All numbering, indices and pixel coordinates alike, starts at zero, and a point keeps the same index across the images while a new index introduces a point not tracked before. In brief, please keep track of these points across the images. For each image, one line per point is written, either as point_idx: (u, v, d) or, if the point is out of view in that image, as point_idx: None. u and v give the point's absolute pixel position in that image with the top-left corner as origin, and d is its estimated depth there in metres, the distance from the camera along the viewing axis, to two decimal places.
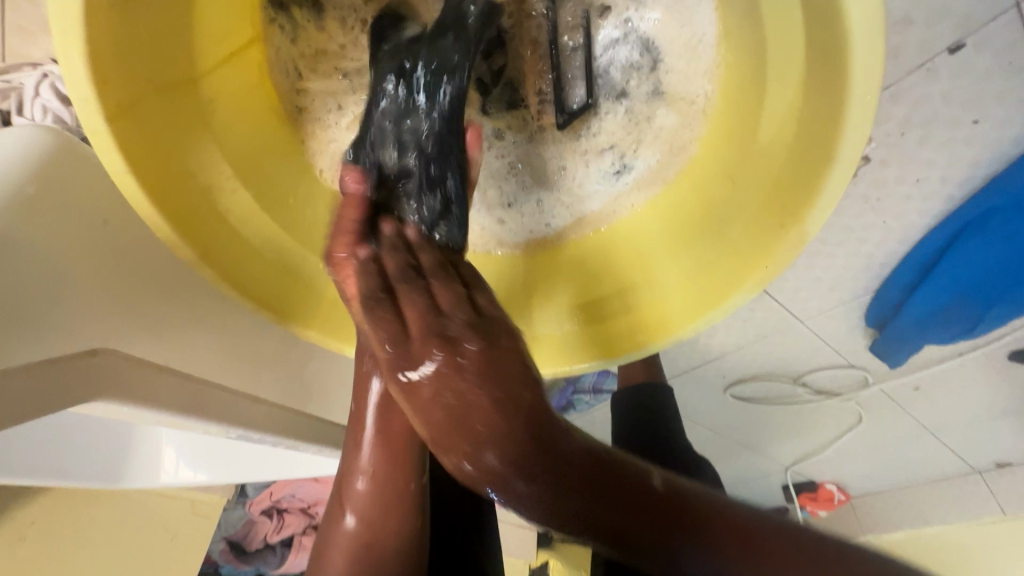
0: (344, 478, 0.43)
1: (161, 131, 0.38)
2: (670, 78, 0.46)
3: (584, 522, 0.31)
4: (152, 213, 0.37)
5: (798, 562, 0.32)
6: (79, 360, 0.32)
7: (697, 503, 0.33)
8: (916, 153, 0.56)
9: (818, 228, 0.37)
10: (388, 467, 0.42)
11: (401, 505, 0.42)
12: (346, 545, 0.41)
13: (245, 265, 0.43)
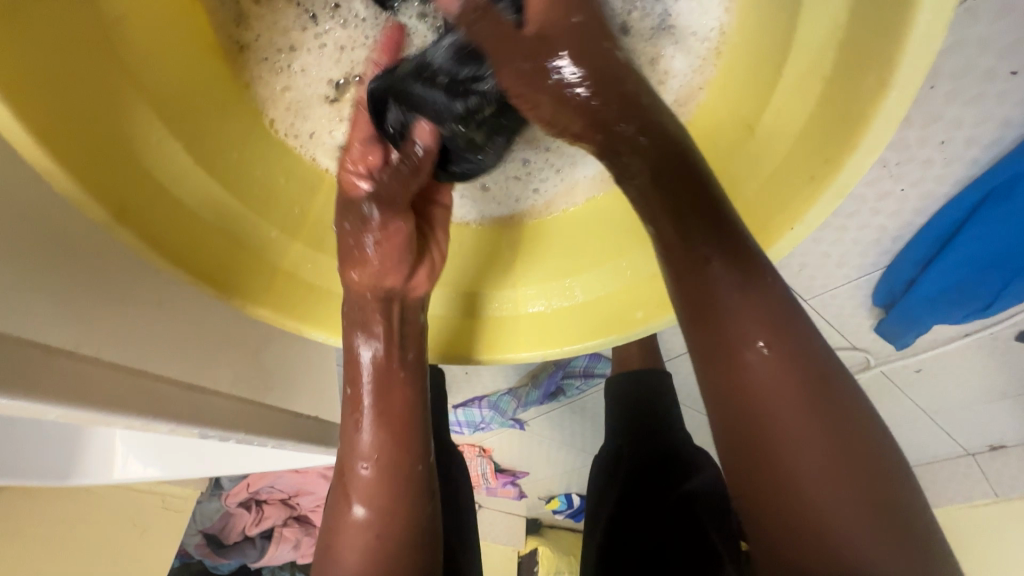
0: (347, 459, 0.45)
1: (53, 58, 0.30)
2: (681, 8, 0.39)
3: (795, 421, 0.33)
4: (49, 164, 0.30)
5: (815, 420, 0.33)
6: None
7: (735, 351, 0.34)
8: (942, 112, 0.51)
9: (854, 179, 0.30)
10: (388, 451, 0.44)
11: (399, 500, 0.44)
12: (359, 535, 0.43)
13: (182, 232, 0.36)
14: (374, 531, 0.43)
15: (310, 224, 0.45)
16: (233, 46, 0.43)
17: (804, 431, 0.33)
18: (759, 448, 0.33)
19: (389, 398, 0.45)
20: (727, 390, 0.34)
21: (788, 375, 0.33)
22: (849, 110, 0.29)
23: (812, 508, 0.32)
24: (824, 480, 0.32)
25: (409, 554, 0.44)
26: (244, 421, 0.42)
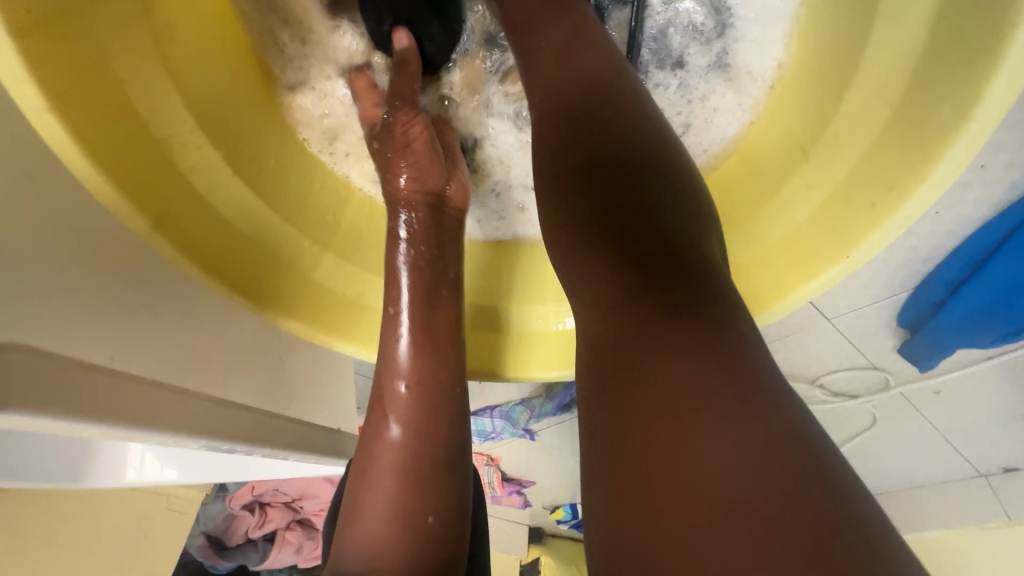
0: (382, 376, 0.42)
1: (101, 59, 0.30)
2: (739, 48, 0.41)
3: (734, 495, 0.20)
4: (87, 166, 0.29)
5: (771, 518, 0.20)
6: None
7: (665, 416, 0.23)
8: (986, 135, 0.51)
9: (921, 208, 0.30)
10: (427, 369, 0.42)
11: (438, 423, 0.43)
12: (392, 455, 0.42)
13: (213, 239, 0.35)
14: (402, 466, 0.42)
15: (340, 233, 0.44)
16: (274, 67, 0.45)
17: (744, 481, 0.21)
18: (673, 488, 0.21)
19: (433, 320, 0.42)
20: (626, 411, 0.24)
21: (731, 425, 0.22)
22: (920, 139, 0.29)
23: (694, 560, 0.20)
24: (720, 516, 0.20)
25: (442, 476, 0.43)
26: (263, 435, 0.41)
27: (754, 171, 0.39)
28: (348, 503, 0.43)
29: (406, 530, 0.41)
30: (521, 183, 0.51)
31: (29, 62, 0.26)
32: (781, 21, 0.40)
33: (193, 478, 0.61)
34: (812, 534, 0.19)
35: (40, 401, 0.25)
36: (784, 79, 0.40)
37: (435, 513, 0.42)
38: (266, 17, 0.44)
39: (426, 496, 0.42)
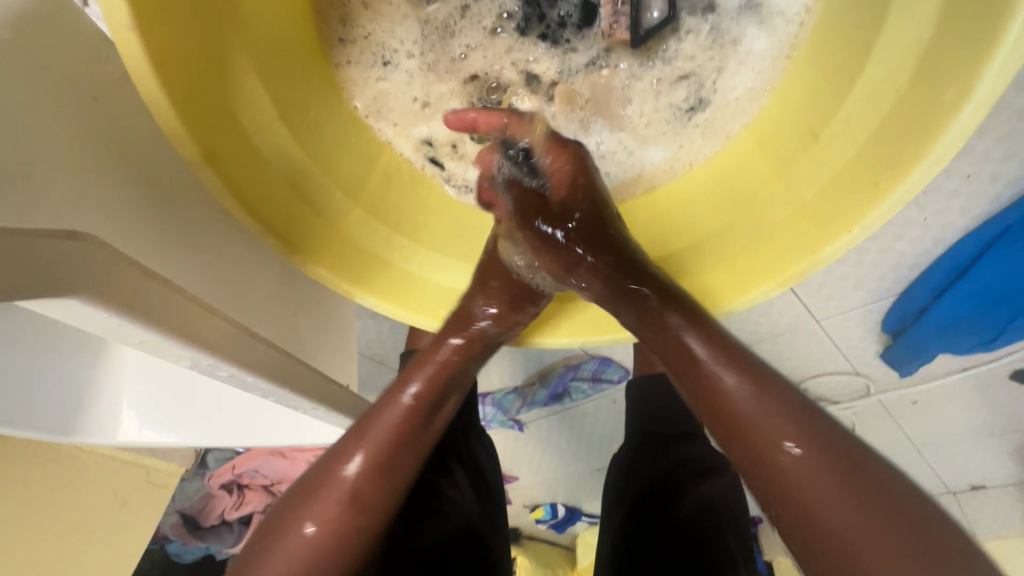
0: (331, 464, 0.42)
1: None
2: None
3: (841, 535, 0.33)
4: (159, 95, 0.31)
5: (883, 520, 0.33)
6: (61, 245, 0.26)
7: (791, 488, 0.35)
8: (974, 146, 0.55)
9: (922, 182, 0.33)
10: (373, 478, 0.41)
11: (354, 537, 0.40)
12: (300, 547, 0.39)
13: (258, 180, 0.38)
14: (354, 498, 0.40)
15: (370, 191, 0.46)
16: (335, 21, 0.43)
17: (861, 521, 0.33)
18: (822, 548, 0.34)
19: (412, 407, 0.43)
20: (758, 473, 0.36)
21: (823, 464, 0.34)
22: (924, 120, 0.32)
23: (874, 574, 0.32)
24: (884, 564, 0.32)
25: None
26: (291, 377, 0.42)
27: (766, 154, 0.42)
28: (278, 516, 0.41)
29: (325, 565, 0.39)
30: None
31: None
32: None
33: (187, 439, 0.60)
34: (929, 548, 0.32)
35: (105, 297, 0.27)
36: (808, 27, 0.40)
37: (359, 554, 0.41)
38: None
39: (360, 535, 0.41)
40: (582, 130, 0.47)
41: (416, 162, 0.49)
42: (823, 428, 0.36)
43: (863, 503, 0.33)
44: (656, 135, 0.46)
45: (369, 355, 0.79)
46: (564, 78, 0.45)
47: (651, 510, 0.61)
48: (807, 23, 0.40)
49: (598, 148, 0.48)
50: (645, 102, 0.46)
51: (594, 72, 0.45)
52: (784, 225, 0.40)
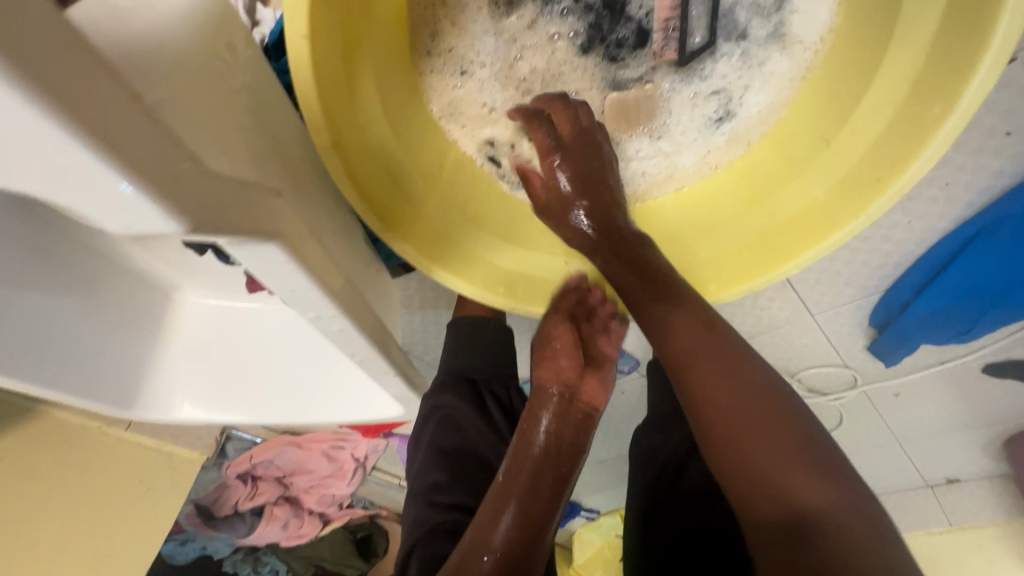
0: (521, 447, 0.57)
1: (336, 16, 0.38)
2: (795, 18, 0.49)
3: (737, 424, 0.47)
4: (310, 94, 0.37)
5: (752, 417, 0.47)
6: (259, 202, 0.32)
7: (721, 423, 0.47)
8: (951, 158, 0.64)
9: (915, 178, 0.41)
10: (554, 442, 0.57)
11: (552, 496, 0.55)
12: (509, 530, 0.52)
13: (365, 166, 0.45)
14: (511, 543, 0.50)
15: (445, 180, 0.53)
16: (426, 35, 0.51)
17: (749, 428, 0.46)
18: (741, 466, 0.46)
19: (559, 451, 0.57)
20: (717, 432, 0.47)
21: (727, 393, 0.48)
22: (920, 130, 0.40)
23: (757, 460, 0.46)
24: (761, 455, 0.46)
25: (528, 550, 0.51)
26: (374, 336, 0.49)
27: (783, 158, 0.51)
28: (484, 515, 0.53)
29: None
30: (602, 149, 0.56)
31: (305, 5, 0.34)
32: None
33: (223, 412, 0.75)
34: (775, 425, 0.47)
35: (282, 247, 0.33)
36: (823, 53, 0.48)
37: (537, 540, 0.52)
38: None
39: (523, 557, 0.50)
40: (623, 135, 0.55)
41: (476, 161, 0.56)
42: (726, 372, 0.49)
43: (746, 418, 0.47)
44: (691, 142, 0.55)
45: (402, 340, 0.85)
46: (615, 91, 0.54)
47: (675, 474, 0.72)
48: (820, 50, 0.48)
49: (637, 151, 0.56)
50: (682, 114, 0.54)
51: (641, 86, 0.53)
52: (801, 217, 0.48)
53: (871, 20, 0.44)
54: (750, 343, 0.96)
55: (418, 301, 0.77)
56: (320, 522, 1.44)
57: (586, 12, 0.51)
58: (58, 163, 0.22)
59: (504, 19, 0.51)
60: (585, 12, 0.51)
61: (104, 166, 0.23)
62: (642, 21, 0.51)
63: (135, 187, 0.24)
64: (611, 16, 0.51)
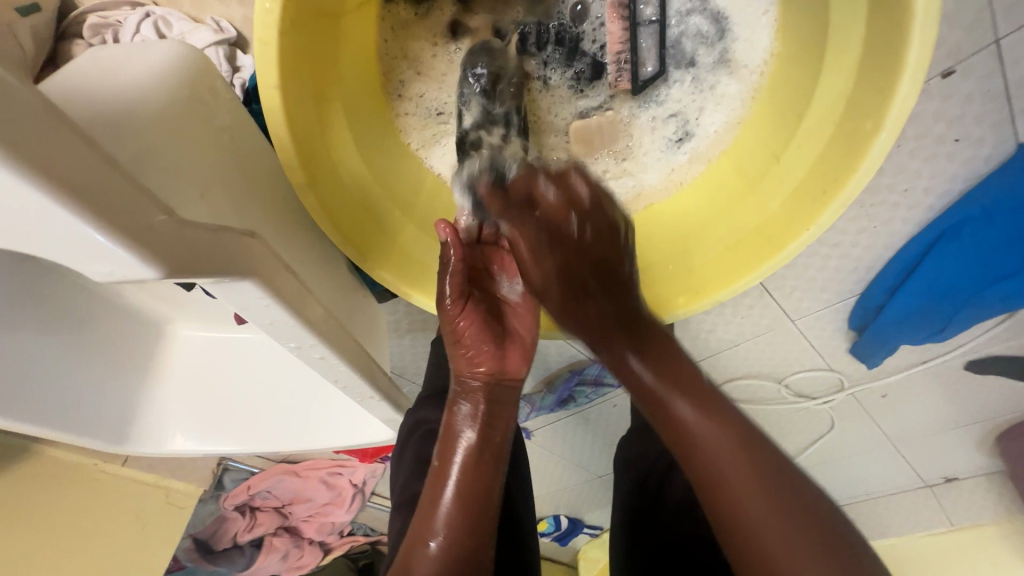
0: (449, 435, 0.57)
1: (305, 66, 0.41)
2: (737, 46, 0.52)
3: (749, 487, 0.49)
4: (284, 134, 0.40)
5: (758, 490, 0.49)
6: (239, 239, 0.34)
7: (704, 467, 0.51)
8: (907, 165, 0.67)
9: (856, 190, 0.44)
10: (483, 426, 0.57)
11: (485, 475, 0.55)
12: (445, 516, 0.52)
13: (340, 200, 0.47)
14: (455, 520, 0.52)
15: (420, 209, 0.55)
16: (392, 74, 0.53)
17: (748, 506, 0.48)
18: (719, 506, 0.50)
19: (490, 426, 0.57)
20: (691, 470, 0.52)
21: (731, 445, 0.50)
22: (857, 144, 0.43)
23: (746, 530, 0.48)
24: (755, 495, 0.49)
25: (469, 534, 0.52)
26: (358, 361, 0.50)
27: (741, 174, 0.53)
28: (423, 506, 0.54)
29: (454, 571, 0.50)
30: None
31: (275, 58, 0.37)
32: (767, 23, 0.50)
33: (219, 446, 0.77)
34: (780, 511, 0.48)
35: (262, 281, 0.35)
36: (767, 75, 0.51)
37: (472, 528, 0.52)
38: (387, 32, 0.51)
39: (472, 530, 0.52)
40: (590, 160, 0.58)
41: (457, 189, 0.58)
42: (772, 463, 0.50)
43: (753, 480, 0.49)
44: (653, 161, 0.57)
45: (393, 365, 0.87)
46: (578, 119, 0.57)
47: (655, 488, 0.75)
48: (765, 72, 0.51)
49: (606, 171, 0.58)
50: (643, 136, 0.57)
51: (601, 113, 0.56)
52: (760, 229, 0.50)
53: (806, 43, 0.47)
54: (736, 352, 0.97)
55: (405, 326, 0.78)
56: (321, 553, 1.45)
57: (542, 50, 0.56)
58: (40, 225, 0.25)
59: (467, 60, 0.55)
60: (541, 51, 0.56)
61: (74, 222, 0.25)
62: (596, 55, 0.56)
63: (117, 230, 0.26)
64: (567, 51, 0.56)
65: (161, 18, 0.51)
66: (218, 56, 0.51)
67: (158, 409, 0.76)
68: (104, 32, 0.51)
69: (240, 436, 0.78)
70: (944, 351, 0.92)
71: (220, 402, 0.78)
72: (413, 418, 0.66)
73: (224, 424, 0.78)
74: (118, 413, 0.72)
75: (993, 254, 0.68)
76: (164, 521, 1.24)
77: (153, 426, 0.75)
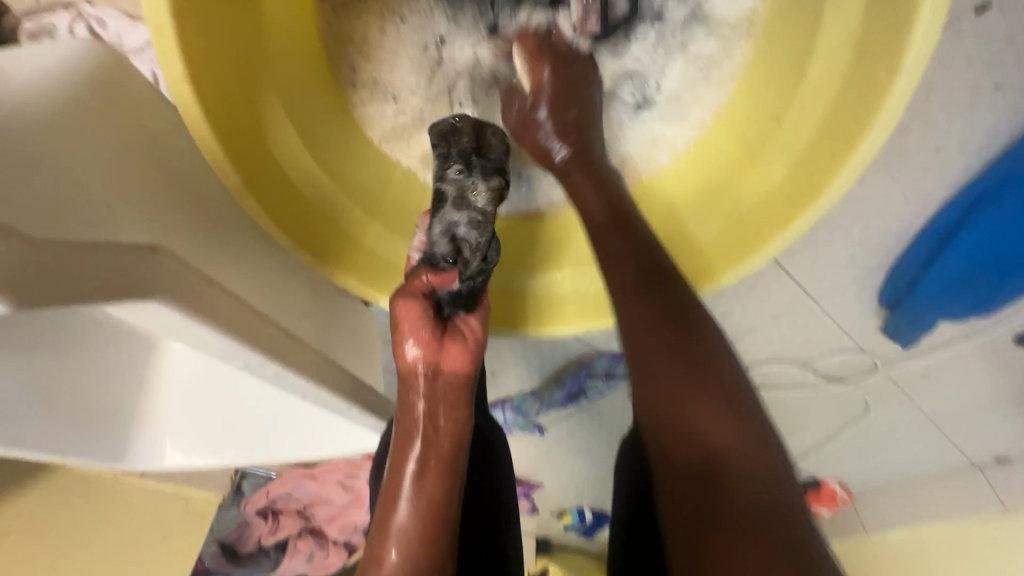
0: (399, 442, 0.44)
1: (217, 52, 0.37)
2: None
3: (715, 409, 0.47)
4: (206, 134, 0.37)
5: (723, 408, 0.47)
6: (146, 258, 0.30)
7: (677, 403, 0.48)
8: (938, 121, 0.59)
9: (871, 152, 0.37)
10: (439, 412, 0.44)
11: (444, 477, 0.43)
12: (401, 539, 0.42)
13: (288, 204, 0.43)
14: (414, 539, 0.42)
15: (386, 207, 0.51)
16: (344, 61, 0.48)
17: (713, 417, 0.47)
18: (683, 445, 0.47)
19: (435, 423, 0.44)
20: (668, 411, 0.48)
21: (712, 396, 0.47)
22: (869, 99, 0.36)
23: (710, 458, 0.46)
24: (725, 440, 0.47)
25: (435, 547, 0.42)
26: (323, 375, 0.46)
27: (739, 144, 0.47)
28: (372, 529, 0.43)
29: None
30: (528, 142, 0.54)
31: (175, 48, 0.33)
32: None
33: (212, 461, 0.76)
34: (743, 431, 0.47)
35: (180, 302, 0.31)
36: (758, 30, 0.44)
37: (436, 550, 0.42)
38: (328, 10, 0.46)
39: (437, 548, 0.42)
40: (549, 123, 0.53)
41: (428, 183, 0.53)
42: (735, 415, 0.48)
43: (715, 402, 0.47)
44: (616, 130, 0.52)
45: (391, 370, 0.83)
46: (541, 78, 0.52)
47: None
48: (756, 27, 0.44)
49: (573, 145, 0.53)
50: (609, 96, 0.51)
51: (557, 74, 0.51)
52: (764, 205, 0.44)
53: None
54: (755, 336, 0.90)
55: None
56: (347, 554, 1.33)
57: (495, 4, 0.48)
58: None
59: (423, 29, 0.47)
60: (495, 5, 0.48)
61: None
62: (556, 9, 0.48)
63: None
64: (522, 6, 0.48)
65: (94, 19, 0.48)
66: (158, 56, 0.48)
67: (151, 425, 0.75)
68: (41, 39, 0.48)
69: (235, 450, 0.78)
70: (989, 325, 0.83)
71: (210, 420, 0.76)
72: (382, 439, 0.53)
73: (217, 439, 0.77)
74: (111, 431, 0.71)
75: None
76: (186, 529, 1.24)
77: (148, 442, 0.75)
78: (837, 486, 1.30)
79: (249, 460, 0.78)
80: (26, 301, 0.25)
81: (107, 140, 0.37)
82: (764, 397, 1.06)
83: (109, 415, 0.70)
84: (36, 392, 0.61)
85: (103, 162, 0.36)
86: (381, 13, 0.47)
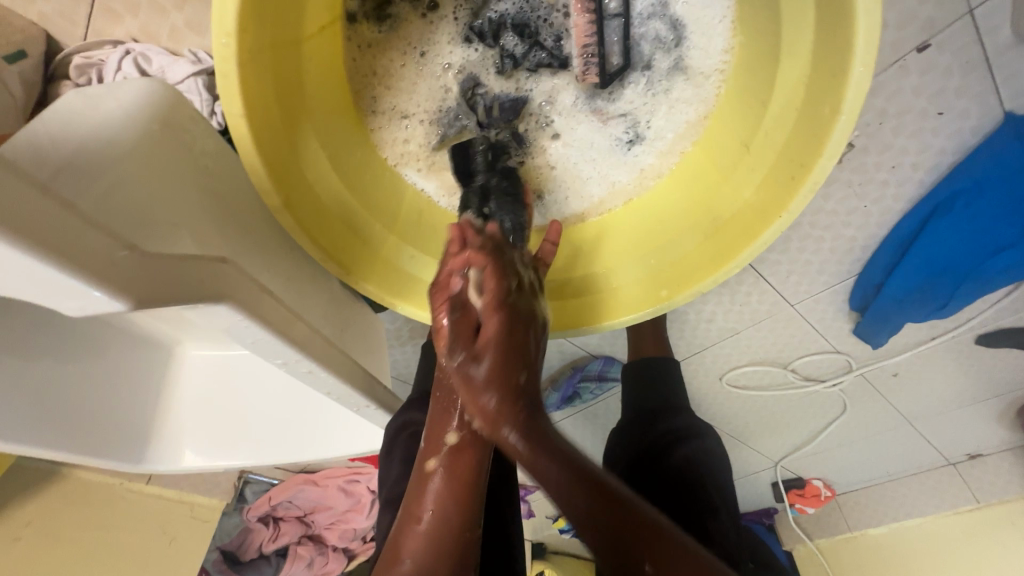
0: (441, 418, 0.54)
1: (268, 91, 0.43)
2: (692, 52, 0.52)
3: (619, 527, 0.43)
4: (255, 160, 0.42)
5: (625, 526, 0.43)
6: (213, 265, 0.35)
7: (634, 545, 0.42)
8: (891, 142, 0.66)
9: (824, 174, 0.43)
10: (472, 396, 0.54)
11: (474, 452, 0.53)
12: (434, 498, 0.52)
13: (319, 218, 0.49)
14: (443, 500, 0.52)
15: (403, 218, 0.56)
16: (366, 92, 0.54)
17: (593, 506, 0.43)
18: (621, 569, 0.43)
19: (479, 401, 0.54)
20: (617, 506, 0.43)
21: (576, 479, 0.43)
22: (818, 129, 0.43)
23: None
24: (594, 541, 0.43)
25: (462, 507, 0.52)
26: (348, 371, 0.52)
27: (715, 164, 0.53)
28: (412, 488, 0.54)
29: (440, 545, 0.50)
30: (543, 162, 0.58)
31: (236, 89, 0.39)
32: (721, 27, 0.51)
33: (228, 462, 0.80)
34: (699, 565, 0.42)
35: (239, 304, 0.37)
36: (728, 72, 0.52)
37: (467, 508, 0.52)
38: (355, 49, 0.53)
39: (463, 509, 0.52)
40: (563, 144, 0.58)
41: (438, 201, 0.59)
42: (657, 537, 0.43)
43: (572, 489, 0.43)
44: (608, 164, 0.58)
45: (397, 373, 0.88)
46: (547, 104, 0.56)
47: (645, 470, 0.76)
48: (726, 68, 0.52)
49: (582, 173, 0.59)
50: (614, 126, 0.56)
51: (564, 103, 0.56)
52: (737, 218, 0.50)
53: (765, 31, 0.47)
54: (737, 339, 0.96)
55: (403, 334, 0.80)
56: (346, 559, 1.40)
57: (504, 44, 0.54)
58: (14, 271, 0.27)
59: (437, 66, 0.54)
60: (503, 45, 0.54)
61: (46, 267, 0.27)
62: (557, 50, 0.54)
63: (81, 267, 0.28)
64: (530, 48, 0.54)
65: (140, 54, 0.54)
66: (198, 88, 0.54)
67: (169, 428, 0.78)
68: (89, 71, 0.54)
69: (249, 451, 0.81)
70: (951, 326, 0.90)
71: (229, 418, 0.80)
72: (400, 420, 0.64)
73: (233, 441, 0.80)
74: (134, 433, 0.74)
75: (985, 224, 0.67)
76: (190, 537, 1.27)
77: (166, 444, 0.77)
78: (820, 484, 1.37)
79: (262, 461, 0.81)
80: (142, 302, 0.30)
81: (166, 165, 0.42)
82: (748, 397, 1.13)
83: (132, 417, 0.74)
84: (68, 394, 0.65)
85: (164, 184, 0.41)
86: (399, 54, 0.54)
